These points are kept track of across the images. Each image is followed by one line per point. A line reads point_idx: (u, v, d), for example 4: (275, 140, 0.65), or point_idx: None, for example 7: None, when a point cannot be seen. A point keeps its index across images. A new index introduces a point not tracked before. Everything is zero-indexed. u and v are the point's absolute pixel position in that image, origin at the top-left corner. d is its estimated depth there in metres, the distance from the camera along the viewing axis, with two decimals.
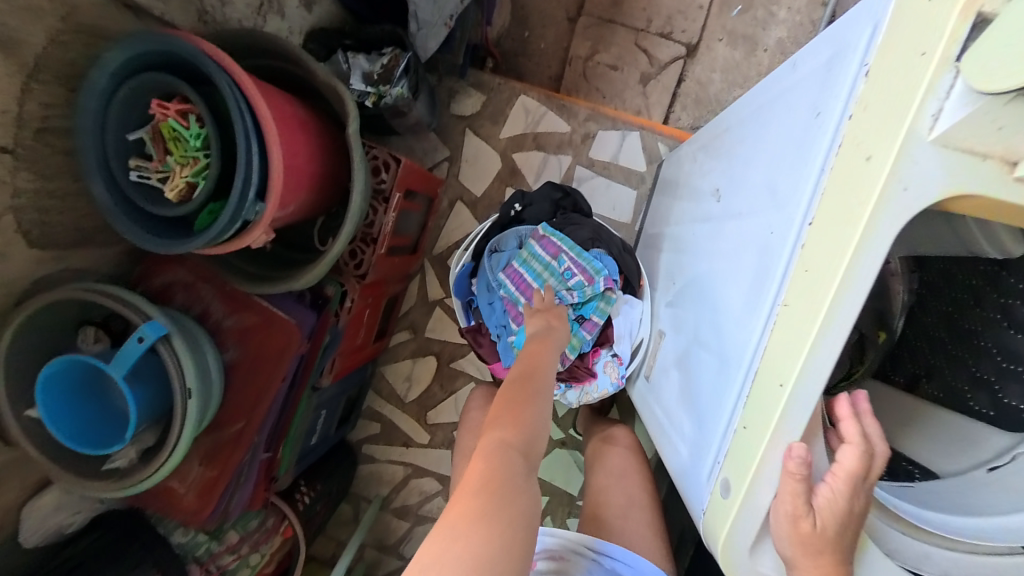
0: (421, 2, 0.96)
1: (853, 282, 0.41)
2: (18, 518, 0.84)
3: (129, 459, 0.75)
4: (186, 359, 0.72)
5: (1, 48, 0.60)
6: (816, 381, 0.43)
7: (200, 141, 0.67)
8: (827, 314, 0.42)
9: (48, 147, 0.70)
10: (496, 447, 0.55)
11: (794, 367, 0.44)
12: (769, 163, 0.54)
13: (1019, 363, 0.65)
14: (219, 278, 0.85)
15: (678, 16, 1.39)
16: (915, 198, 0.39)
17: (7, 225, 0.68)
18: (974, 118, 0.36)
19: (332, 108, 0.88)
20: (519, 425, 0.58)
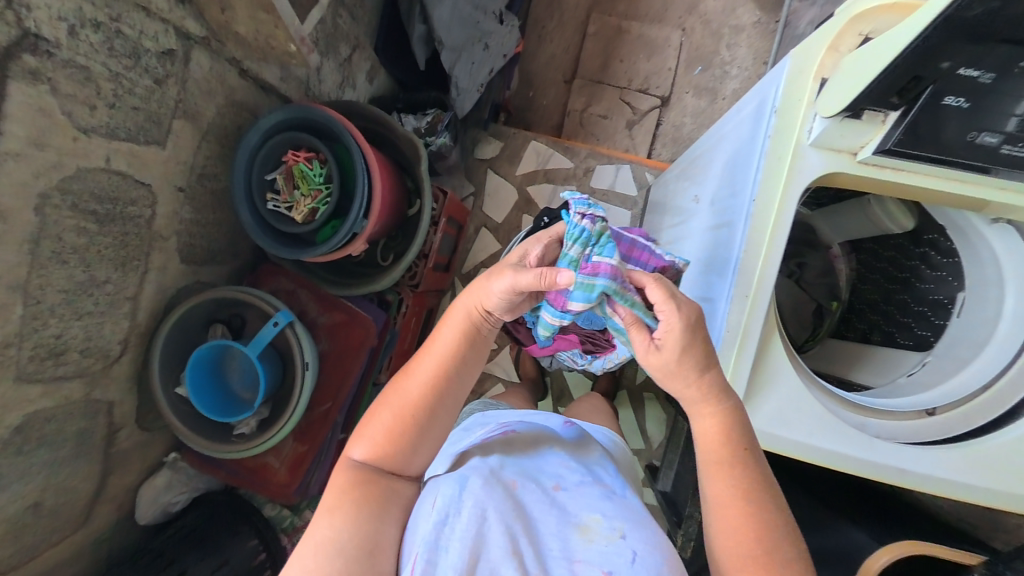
0: (461, 75, 1.26)
1: (775, 244, 0.62)
2: (137, 495, 1.00)
3: (250, 428, 0.94)
4: (304, 341, 0.94)
5: (190, 118, 0.85)
6: (762, 310, 0.63)
7: (321, 178, 0.91)
8: (763, 264, 0.62)
9: (204, 188, 0.93)
10: (395, 409, 0.62)
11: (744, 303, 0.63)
12: (726, 174, 0.77)
13: (926, 305, 0.88)
14: (314, 285, 1.08)
15: (653, 76, 1.75)
16: (803, 179, 0.59)
17: (170, 245, 0.90)
18: (828, 134, 0.56)
19: (399, 153, 1.15)
20: (416, 396, 0.63)
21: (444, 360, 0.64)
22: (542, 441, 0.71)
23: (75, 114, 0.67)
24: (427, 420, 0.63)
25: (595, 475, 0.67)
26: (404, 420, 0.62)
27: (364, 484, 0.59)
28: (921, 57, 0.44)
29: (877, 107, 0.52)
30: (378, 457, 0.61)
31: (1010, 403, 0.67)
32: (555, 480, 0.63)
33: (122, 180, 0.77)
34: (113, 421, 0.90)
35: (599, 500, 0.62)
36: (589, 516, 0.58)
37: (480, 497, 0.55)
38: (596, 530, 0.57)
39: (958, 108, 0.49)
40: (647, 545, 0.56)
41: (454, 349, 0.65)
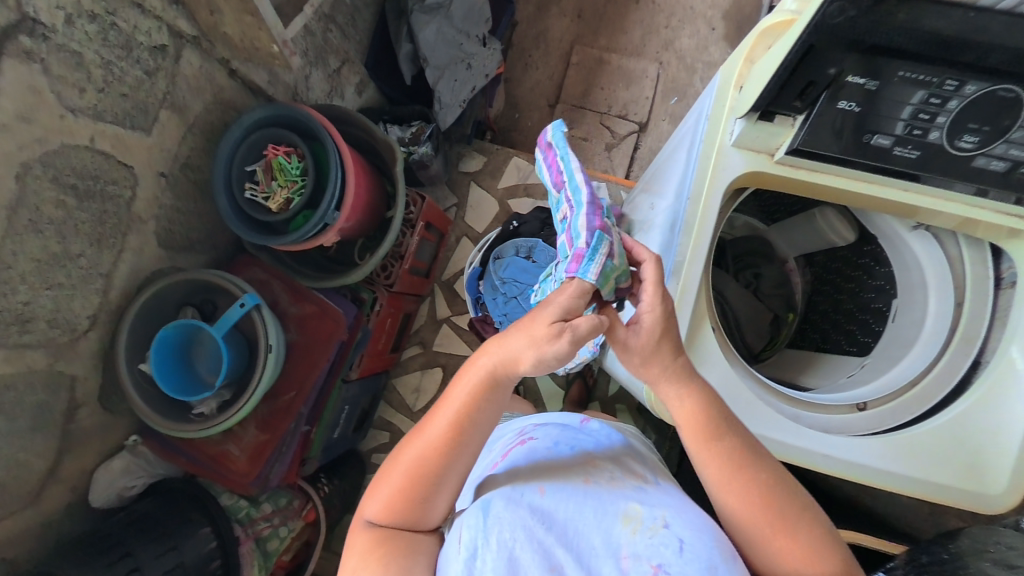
0: (444, 91, 1.36)
1: (703, 235, 0.68)
2: (92, 478, 0.98)
3: (209, 409, 0.95)
4: (271, 325, 0.96)
5: (177, 110, 0.91)
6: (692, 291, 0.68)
7: (298, 171, 0.97)
8: (692, 251, 0.67)
9: (187, 176, 0.98)
10: (405, 474, 0.60)
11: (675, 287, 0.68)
12: (674, 179, 0.84)
13: (869, 313, 0.88)
14: (287, 276, 1.10)
15: (631, 104, 1.86)
16: (727, 176, 0.66)
17: (148, 228, 0.94)
18: (747, 134, 0.63)
19: (381, 159, 1.22)
20: (436, 454, 0.59)
21: (458, 421, 0.59)
22: (565, 438, 0.69)
23: (64, 94, 0.73)
24: (440, 485, 0.60)
25: (628, 466, 0.65)
26: (415, 486, 0.59)
27: (379, 545, 0.59)
28: (809, 61, 0.51)
29: (785, 110, 0.59)
30: (389, 520, 0.60)
31: (934, 401, 0.72)
32: (585, 476, 0.61)
33: (105, 160, 0.82)
34: (75, 397, 0.91)
35: (635, 490, 0.60)
36: (627, 506, 0.56)
37: (506, 518, 0.54)
38: (638, 519, 0.55)
39: (851, 111, 0.55)
40: (694, 530, 0.54)
41: (466, 410, 0.60)
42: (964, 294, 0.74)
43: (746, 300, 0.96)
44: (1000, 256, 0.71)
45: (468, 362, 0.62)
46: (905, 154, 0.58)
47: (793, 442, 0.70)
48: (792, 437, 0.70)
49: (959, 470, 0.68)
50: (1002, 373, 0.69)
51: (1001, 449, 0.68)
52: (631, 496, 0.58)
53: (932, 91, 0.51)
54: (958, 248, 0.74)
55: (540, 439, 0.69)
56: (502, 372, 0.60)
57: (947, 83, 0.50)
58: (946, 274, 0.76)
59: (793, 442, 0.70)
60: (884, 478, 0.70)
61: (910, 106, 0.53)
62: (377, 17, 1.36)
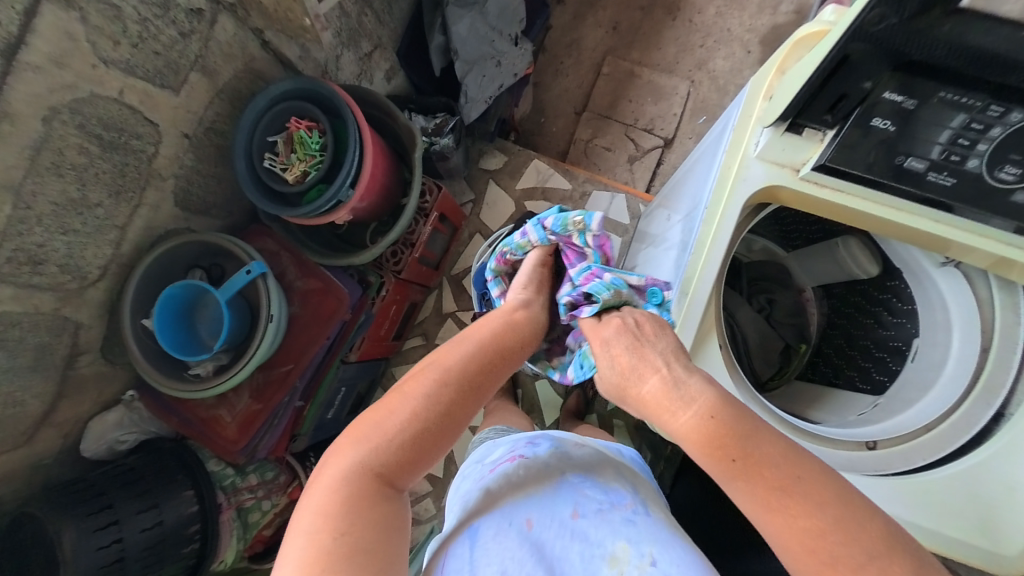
0: (471, 85, 1.37)
1: (716, 247, 0.65)
2: (85, 428, 0.99)
3: (205, 371, 0.95)
4: (274, 295, 0.96)
5: (207, 74, 0.93)
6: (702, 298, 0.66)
7: (318, 146, 0.97)
8: (703, 260, 0.66)
9: (210, 141, 1.00)
10: (392, 425, 0.55)
11: (682, 300, 0.67)
12: (693, 191, 0.82)
13: (886, 351, 0.84)
14: (296, 250, 1.11)
15: (658, 119, 1.84)
16: (747, 188, 0.63)
17: (167, 186, 0.95)
18: (772, 145, 0.60)
19: (401, 144, 1.22)
20: (445, 389, 0.57)
21: (476, 360, 0.61)
22: (556, 463, 0.63)
23: (99, 45, 0.75)
24: (450, 428, 0.57)
25: (619, 494, 0.59)
26: (422, 424, 0.55)
27: (356, 489, 0.51)
28: (843, 72, 0.49)
29: (814, 124, 0.57)
30: (378, 463, 0.53)
31: (947, 448, 0.68)
32: (573, 505, 0.56)
33: (132, 115, 0.84)
34: (77, 343, 0.92)
35: (625, 523, 0.54)
36: (614, 545, 0.51)
37: (493, 550, 0.52)
38: (624, 561, 0.49)
39: (885, 131, 0.53)
40: (679, 565, 0.49)
41: (483, 355, 0.62)
42: (992, 339, 0.70)
43: (758, 325, 0.93)
44: None
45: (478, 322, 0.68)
46: (940, 181, 0.55)
47: None
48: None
49: (968, 523, 0.65)
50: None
51: (1018, 507, 0.64)
52: (620, 528, 0.53)
53: (973, 115, 0.49)
54: (988, 290, 0.70)
55: (530, 460, 0.64)
56: (515, 330, 0.67)
57: (991, 108, 0.48)
58: (972, 318, 0.72)
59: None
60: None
61: (948, 130, 0.50)
62: (413, 8, 1.38)
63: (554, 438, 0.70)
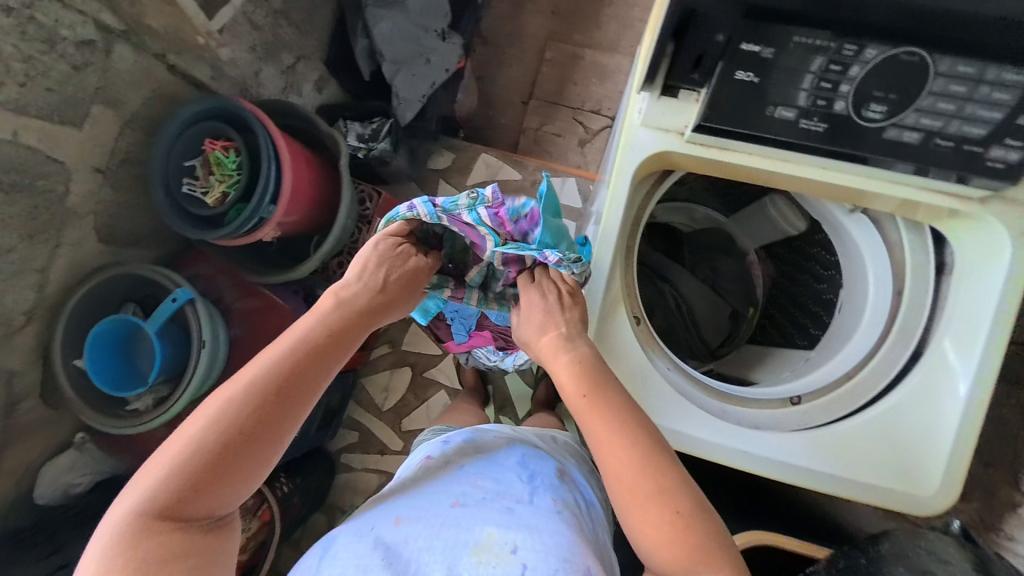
0: (402, 86, 1.36)
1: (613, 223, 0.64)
2: (37, 474, 0.99)
3: (146, 404, 0.94)
4: (205, 321, 0.96)
5: (112, 105, 0.91)
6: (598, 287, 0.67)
7: (235, 165, 0.96)
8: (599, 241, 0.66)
9: (128, 172, 0.98)
10: (204, 433, 0.54)
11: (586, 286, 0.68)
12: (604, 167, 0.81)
13: (820, 306, 0.84)
14: (235, 271, 1.10)
15: (605, 99, 1.83)
16: (636, 157, 0.62)
17: (87, 223, 0.94)
18: (654, 111, 0.59)
19: (331, 154, 1.21)
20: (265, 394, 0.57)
21: (283, 373, 0.59)
22: (458, 461, 0.64)
23: None
24: (249, 452, 0.56)
25: (510, 483, 0.60)
26: (216, 453, 0.54)
27: (155, 525, 0.51)
28: (694, 27, 0.48)
29: (686, 84, 0.56)
30: (173, 499, 0.52)
31: (869, 396, 0.68)
32: (456, 497, 0.56)
33: (33, 155, 0.82)
34: (13, 391, 0.91)
35: (502, 511, 0.55)
36: (482, 532, 0.51)
37: (346, 555, 0.50)
38: (489, 546, 0.49)
39: (750, 83, 0.52)
40: (542, 552, 0.49)
41: (291, 369, 0.59)
42: (905, 281, 0.69)
43: (702, 294, 0.92)
44: (942, 242, 0.66)
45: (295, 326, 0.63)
46: (814, 128, 0.53)
47: (717, 439, 0.66)
48: (714, 434, 0.67)
49: (889, 469, 0.64)
50: (937, 367, 0.64)
51: (935, 447, 0.64)
52: (492, 515, 0.53)
53: (830, 57, 0.48)
54: (898, 233, 0.69)
55: (437, 459, 0.65)
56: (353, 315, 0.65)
57: (845, 47, 0.47)
58: (885, 262, 0.71)
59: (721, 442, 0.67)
60: (815, 479, 0.66)
61: (809, 74, 0.50)
62: (336, 13, 1.36)
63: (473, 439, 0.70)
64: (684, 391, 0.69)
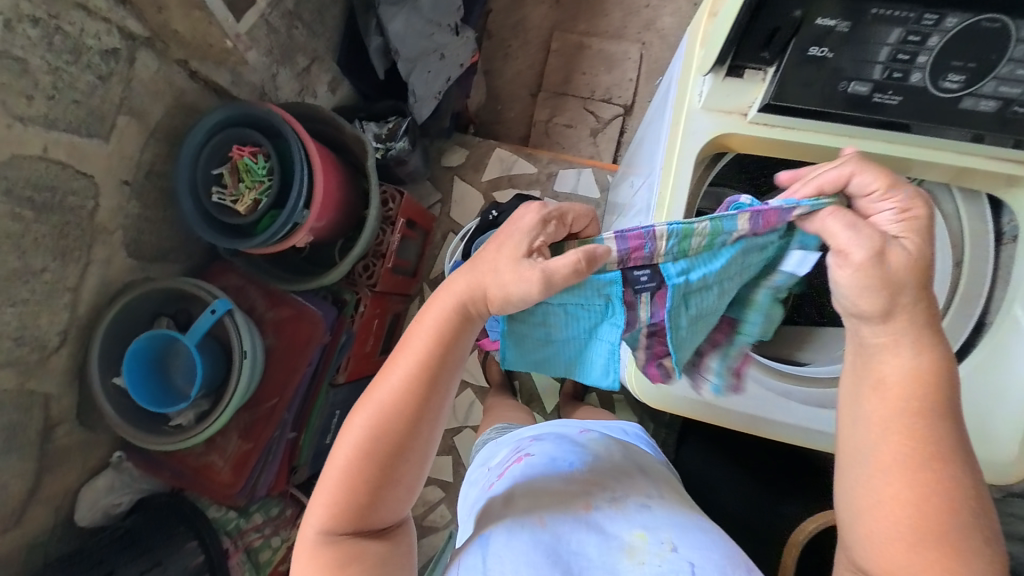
0: (418, 82, 1.32)
1: (675, 207, 0.63)
2: (77, 497, 0.97)
3: (188, 419, 0.93)
4: (244, 331, 0.94)
5: (136, 116, 0.89)
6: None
7: (264, 171, 0.94)
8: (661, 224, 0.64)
9: (153, 184, 0.96)
10: (351, 456, 0.54)
11: None
12: (647, 157, 0.81)
13: None
14: (263, 281, 1.08)
15: (614, 87, 1.81)
16: (697, 142, 0.61)
17: (115, 238, 0.92)
18: (716, 93, 0.59)
19: (354, 156, 1.19)
20: (399, 406, 0.55)
21: (404, 389, 0.55)
22: (562, 455, 0.61)
23: (11, 104, 0.71)
24: (395, 472, 0.55)
25: (631, 478, 0.59)
26: (364, 479, 0.54)
27: (335, 548, 0.54)
28: (772, 5, 0.47)
29: (754, 64, 0.55)
30: (341, 523, 0.54)
31: None
32: (585, 499, 0.55)
33: (62, 170, 0.80)
34: (50, 415, 0.89)
35: (638, 509, 0.54)
36: (631, 534, 0.51)
37: (506, 557, 0.50)
38: (642, 547, 0.49)
39: (824, 59, 0.51)
40: (703, 549, 0.50)
41: (412, 384, 0.55)
42: (963, 253, 0.69)
43: None
44: (1000, 208, 0.66)
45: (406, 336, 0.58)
46: (886, 101, 0.53)
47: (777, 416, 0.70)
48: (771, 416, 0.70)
49: None
50: (1003, 333, 0.65)
51: (1004, 416, 0.64)
52: (634, 515, 0.53)
53: (909, 28, 0.48)
54: (953, 204, 0.69)
55: (536, 457, 0.62)
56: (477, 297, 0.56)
57: (926, 16, 0.47)
58: (941, 234, 0.70)
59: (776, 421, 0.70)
60: None
61: (887, 47, 0.49)
62: (346, 13, 1.33)
63: (563, 430, 0.68)
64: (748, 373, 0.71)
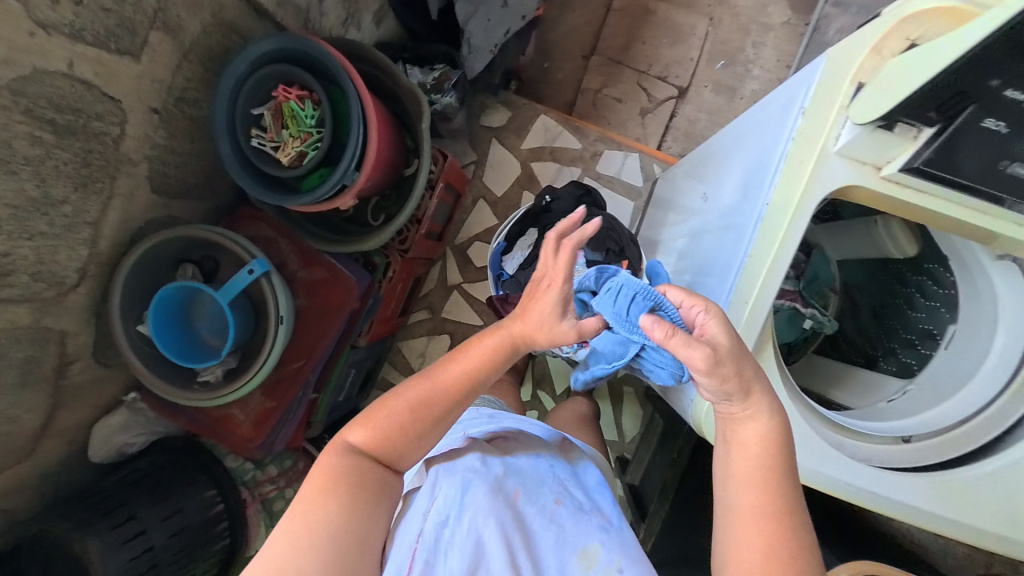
0: (475, 31, 1.17)
1: (783, 254, 0.60)
2: (90, 432, 0.95)
3: (215, 376, 0.90)
4: (280, 294, 0.89)
5: (171, 32, 0.76)
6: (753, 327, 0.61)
7: (313, 120, 0.84)
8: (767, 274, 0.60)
9: (182, 113, 0.85)
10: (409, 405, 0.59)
11: (743, 309, 0.61)
12: (741, 177, 0.74)
13: (916, 334, 0.83)
14: (296, 236, 1.02)
15: (674, 65, 1.68)
16: (822, 190, 0.57)
17: (140, 171, 0.83)
18: (858, 142, 0.54)
19: (401, 109, 1.08)
20: (466, 377, 0.61)
21: (469, 375, 0.61)
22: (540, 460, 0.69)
23: (33, 4, 0.58)
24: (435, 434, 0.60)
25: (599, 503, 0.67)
26: (413, 431, 0.58)
27: (357, 470, 0.55)
28: (970, 71, 0.43)
29: (913, 120, 0.49)
30: (379, 448, 0.58)
31: (982, 441, 0.67)
32: (556, 496, 0.63)
33: (87, 91, 0.69)
34: (66, 352, 0.84)
35: (600, 530, 0.61)
36: (588, 542, 0.59)
37: (479, 505, 0.56)
38: (594, 558, 0.58)
39: (996, 132, 0.47)
40: None
41: (490, 356, 0.62)
42: None
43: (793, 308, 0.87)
44: None
45: (492, 328, 0.65)
46: None
47: (854, 482, 0.64)
48: (853, 476, 0.64)
49: (1001, 518, 0.63)
50: None
51: None
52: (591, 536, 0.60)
53: None
54: None
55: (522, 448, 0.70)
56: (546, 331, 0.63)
57: None
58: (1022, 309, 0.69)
59: (842, 477, 0.64)
60: (922, 519, 0.64)
61: None
62: None
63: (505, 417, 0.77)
64: (817, 429, 0.67)
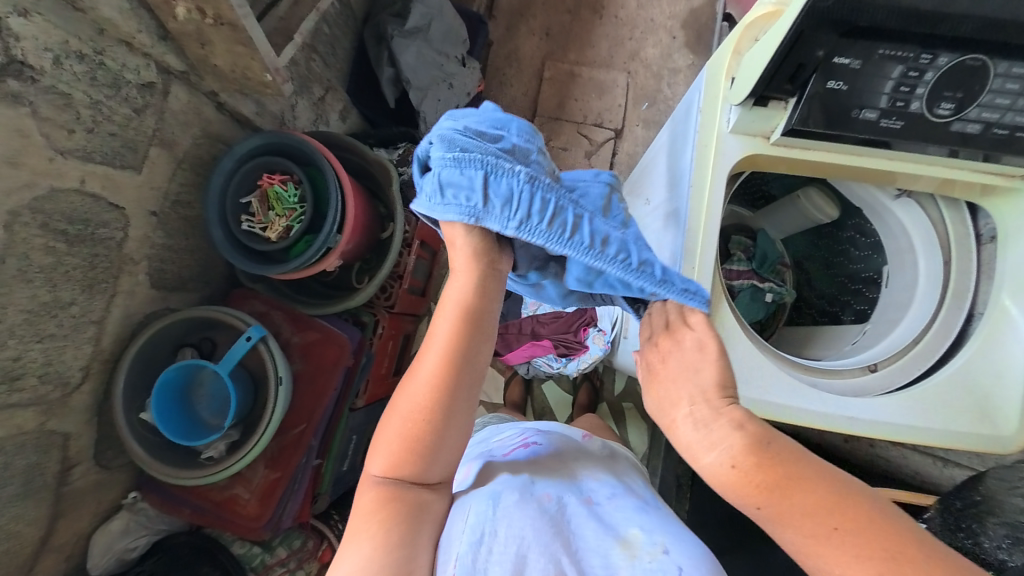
0: (428, 110, 1.36)
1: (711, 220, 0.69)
2: (88, 543, 0.91)
3: (218, 451, 0.90)
4: (277, 356, 0.94)
5: (166, 146, 0.89)
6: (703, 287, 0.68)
7: (296, 198, 0.96)
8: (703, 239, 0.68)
9: (177, 214, 0.96)
10: (402, 422, 0.58)
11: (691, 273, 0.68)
12: (669, 173, 0.86)
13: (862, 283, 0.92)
14: (288, 306, 1.09)
15: (605, 112, 1.92)
16: (727, 164, 0.69)
17: (140, 269, 0.90)
18: (743, 119, 0.66)
19: (373, 182, 1.22)
20: (436, 376, 0.58)
21: (440, 376, 0.58)
22: (564, 458, 0.70)
23: (52, 136, 0.71)
24: (455, 424, 0.58)
25: (630, 487, 0.67)
26: (417, 438, 0.57)
27: (386, 502, 0.55)
28: (799, 49, 0.56)
29: (777, 94, 0.62)
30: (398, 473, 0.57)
31: (938, 354, 0.76)
32: (587, 494, 0.62)
33: (96, 203, 0.79)
34: (68, 455, 0.84)
35: (637, 512, 0.60)
36: (627, 531, 0.56)
37: (514, 514, 0.55)
38: (637, 544, 0.54)
39: (838, 89, 0.59)
40: (693, 559, 0.53)
41: (460, 322, 0.60)
42: (950, 253, 0.78)
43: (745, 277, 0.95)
44: (977, 213, 0.75)
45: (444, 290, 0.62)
46: (890, 125, 0.62)
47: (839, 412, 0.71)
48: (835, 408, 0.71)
49: (972, 414, 0.71)
50: (997, 324, 0.72)
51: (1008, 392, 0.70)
52: (624, 521, 0.58)
53: (909, 65, 0.56)
54: (939, 211, 0.77)
55: (541, 446, 0.71)
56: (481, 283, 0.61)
57: (923, 56, 0.55)
58: (932, 238, 0.78)
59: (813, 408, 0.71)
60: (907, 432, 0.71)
61: (891, 81, 0.58)
62: (356, 45, 1.36)
63: (527, 429, 0.78)
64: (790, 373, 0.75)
